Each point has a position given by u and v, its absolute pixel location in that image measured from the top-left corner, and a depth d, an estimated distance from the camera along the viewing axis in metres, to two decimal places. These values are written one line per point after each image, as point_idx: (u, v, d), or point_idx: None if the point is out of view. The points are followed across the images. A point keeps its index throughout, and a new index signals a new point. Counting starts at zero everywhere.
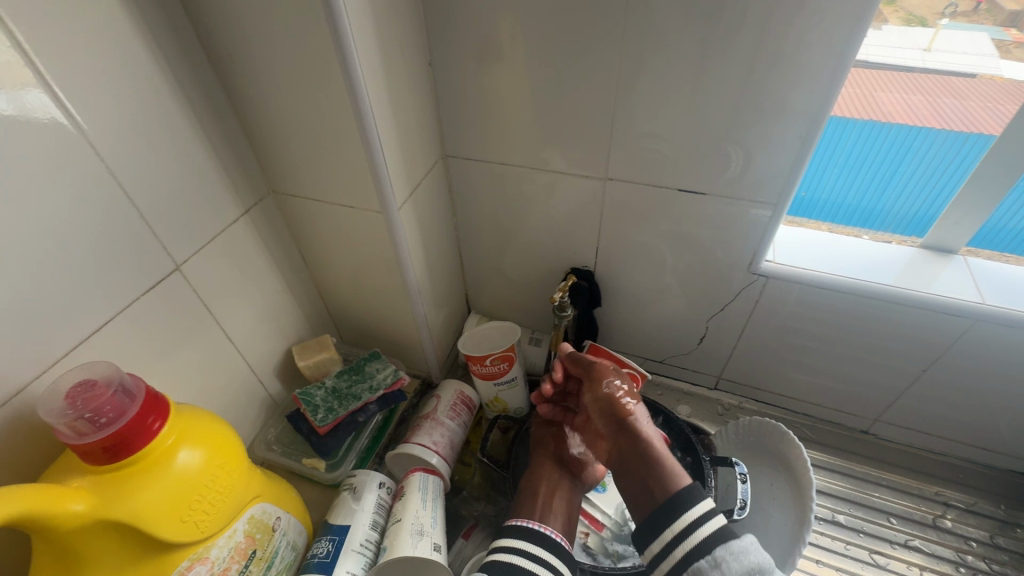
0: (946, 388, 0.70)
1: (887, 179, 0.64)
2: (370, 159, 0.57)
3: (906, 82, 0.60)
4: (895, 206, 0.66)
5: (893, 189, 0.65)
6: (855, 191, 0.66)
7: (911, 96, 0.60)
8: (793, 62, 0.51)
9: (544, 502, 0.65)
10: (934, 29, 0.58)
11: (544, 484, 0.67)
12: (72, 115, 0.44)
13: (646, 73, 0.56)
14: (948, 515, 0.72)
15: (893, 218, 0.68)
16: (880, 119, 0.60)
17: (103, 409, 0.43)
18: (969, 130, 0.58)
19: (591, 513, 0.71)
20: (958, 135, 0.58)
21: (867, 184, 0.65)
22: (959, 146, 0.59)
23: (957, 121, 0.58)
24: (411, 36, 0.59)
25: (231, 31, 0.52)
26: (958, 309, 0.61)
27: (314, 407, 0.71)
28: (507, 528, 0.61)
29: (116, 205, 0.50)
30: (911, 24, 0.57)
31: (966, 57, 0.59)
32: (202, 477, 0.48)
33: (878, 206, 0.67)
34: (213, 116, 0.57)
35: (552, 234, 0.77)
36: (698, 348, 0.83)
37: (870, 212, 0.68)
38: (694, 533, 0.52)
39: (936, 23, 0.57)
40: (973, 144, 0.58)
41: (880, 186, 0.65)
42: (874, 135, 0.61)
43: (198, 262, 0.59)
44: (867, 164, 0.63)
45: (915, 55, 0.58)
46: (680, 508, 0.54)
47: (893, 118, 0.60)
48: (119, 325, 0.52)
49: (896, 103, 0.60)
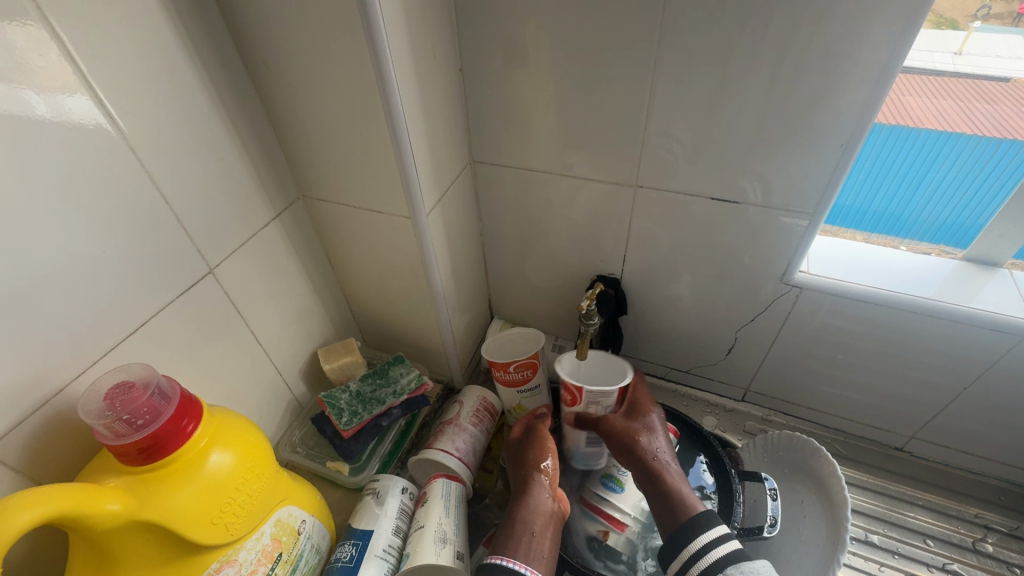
0: (987, 406, 0.67)
1: (914, 185, 0.62)
2: (399, 164, 0.58)
3: (937, 86, 0.58)
4: (924, 213, 0.64)
5: (921, 196, 0.63)
6: (881, 198, 0.65)
7: (940, 100, 0.58)
8: (833, 67, 0.50)
9: (532, 537, 0.59)
10: (967, 32, 0.54)
11: (536, 511, 0.61)
12: (114, 120, 0.45)
13: (680, 79, 0.55)
14: (989, 538, 0.69)
15: (922, 225, 0.65)
16: (906, 125, 0.58)
17: (139, 411, 0.44)
18: (1002, 137, 0.55)
19: (611, 515, 0.70)
20: (990, 141, 0.56)
21: (894, 189, 0.63)
22: (991, 152, 0.56)
23: (989, 127, 0.56)
24: (442, 41, 0.59)
25: (266, 37, 0.52)
26: (1004, 325, 0.59)
27: (338, 411, 0.72)
28: (491, 567, 0.55)
29: (153, 208, 0.50)
30: (941, 28, 0.53)
31: (1000, 61, 0.57)
32: (232, 479, 0.48)
33: (905, 212, 0.65)
34: (247, 121, 0.58)
35: (578, 240, 0.76)
36: (726, 359, 0.81)
37: (897, 218, 0.66)
38: (700, 561, 0.53)
39: (968, 26, 0.54)
40: (1007, 150, 0.55)
41: (906, 193, 0.63)
42: (900, 141, 0.59)
43: (228, 265, 0.60)
44: (894, 170, 0.61)
45: (945, 59, 0.56)
46: (693, 532, 0.55)
47: (919, 123, 0.58)
48: (153, 327, 0.53)
49: (925, 109, 0.58)
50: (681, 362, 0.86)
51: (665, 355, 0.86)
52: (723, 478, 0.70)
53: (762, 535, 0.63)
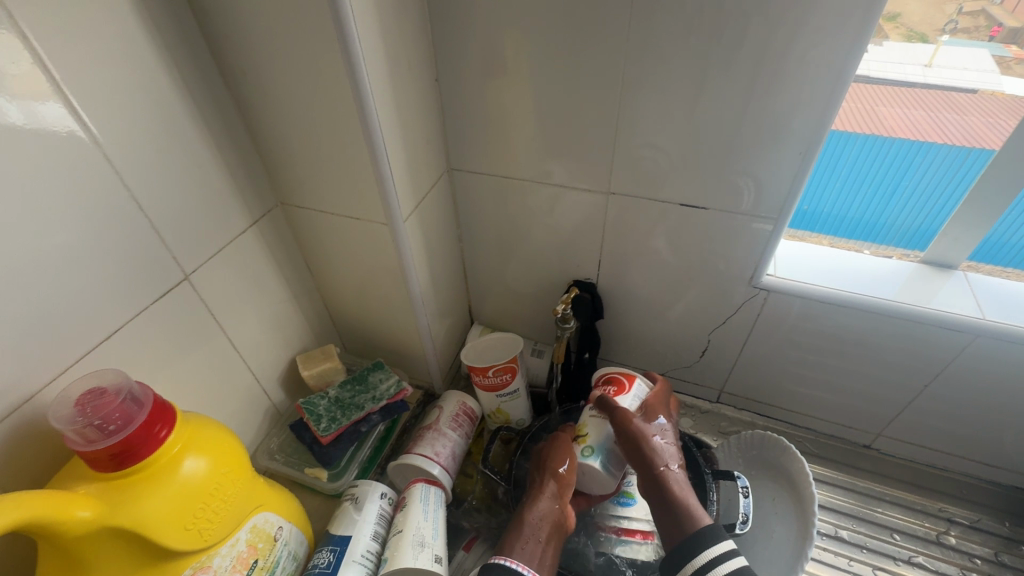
0: (947, 402, 0.70)
1: (888, 194, 0.64)
2: (376, 171, 0.59)
3: (908, 97, 0.60)
4: (897, 219, 0.67)
5: (896, 203, 0.65)
6: (857, 205, 0.67)
7: (912, 111, 0.60)
8: (791, 78, 0.52)
9: (537, 543, 0.62)
10: (936, 45, 0.57)
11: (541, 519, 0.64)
12: (88, 127, 0.45)
13: (647, 88, 0.58)
14: (952, 531, 0.71)
15: (896, 232, 0.68)
16: (879, 136, 0.60)
17: (111, 416, 0.44)
18: (970, 146, 0.58)
19: (632, 528, 0.71)
20: (960, 150, 0.59)
21: (869, 198, 0.66)
22: (961, 161, 0.59)
23: (957, 136, 0.59)
24: (418, 51, 0.61)
25: (242, 46, 0.53)
26: (959, 324, 0.62)
27: (317, 417, 0.72)
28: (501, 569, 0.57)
29: (126, 214, 0.50)
30: (911, 40, 0.57)
31: (967, 73, 0.58)
32: (207, 485, 0.48)
33: (880, 219, 0.67)
34: (224, 128, 0.59)
35: (554, 246, 0.78)
36: (700, 361, 0.83)
37: (872, 225, 0.68)
38: (714, 570, 0.53)
39: (937, 40, 0.57)
40: (974, 159, 0.58)
41: (880, 201, 0.65)
42: (876, 150, 0.61)
43: (205, 272, 0.60)
44: (870, 179, 0.64)
45: (916, 71, 0.58)
46: (701, 546, 0.55)
47: (893, 134, 0.60)
48: (127, 333, 0.53)
49: (898, 119, 0.60)
50: (657, 364, 0.87)
51: (642, 358, 0.88)
52: (698, 477, 0.71)
53: (735, 532, 0.65)
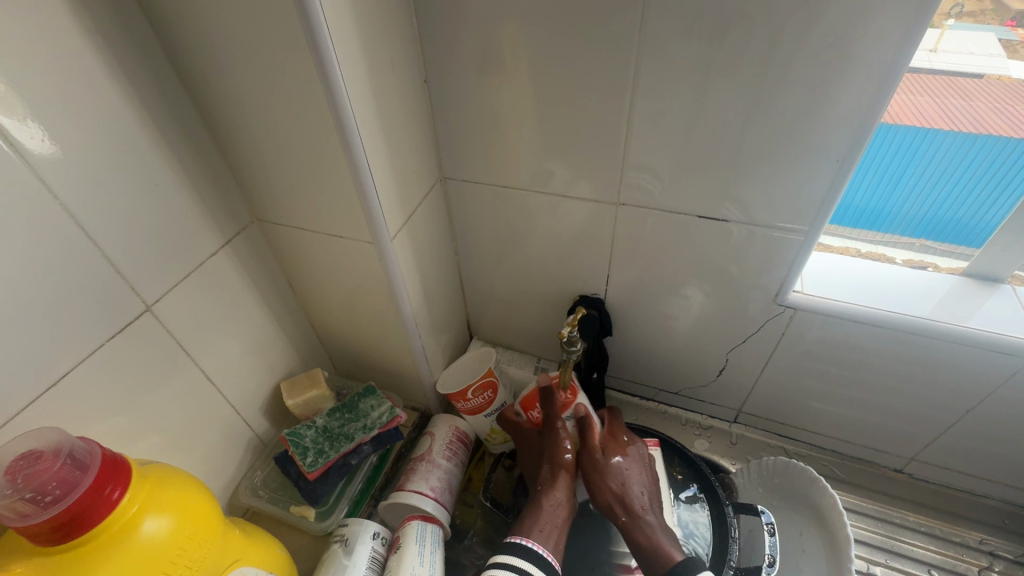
0: (991, 428, 0.64)
1: (894, 182, 0.58)
2: (358, 186, 0.52)
3: (912, 83, 0.54)
4: (905, 208, 0.60)
5: (901, 192, 0.59)
6: (863, 193, 0.61)
7: (917, 97, 0.54)
8: (828, 76, 0.46)
9: (555, 528, 0.59)
10: (941, 30, 0.49)
11: (558, 504, 0.61)
12: (19, 146, 0.39)
13: (661, 88, 0.51)
14: (995, 567, 0.66)
15: (903, 221, 0.61)
16: (886, 122, 0.54)
17: (47, 487, 0.38)
18: (979, 132, 0.52)
19: None
20: (967, 136, 0.53)
21: (873, 186, 0.60)
22: (968, 147, 0.53)
23: (965, 123, 0.53)
24: (402, 49, 0.54)
25: (200, 48, 0.47)
26: (1009, 347, 0.56)
27: (303, 450, 0.66)
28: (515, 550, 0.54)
29: (72, 242, 0.44)
30: None
31: (974, 58, 0.52)
32: (168, 551, 0.42)
33: (885, 209, 0.61)
34: (187, 140, 0.52)
35: (558, 259, 0.72)
36: (716, 380, 0.78)
37: (878, 214, 0.62)
38: None
39: (943, 24, 0.48)
40: (985, 146, 0.52)
41: (886, 189, 0.59)
42: (878, 137, 0.56)
43: (171, 300, 0.54)
44: (875, 165, 0.58)
45: (921, 58, 0.50)
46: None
47: (899, 120, 0.54)
48: (80, 376, 0.47)
49: (903, 106, 0.54)
50: (670, 383, 0.82)
51: (653, 376, 0.82)
52: (717, 508, 0.67)
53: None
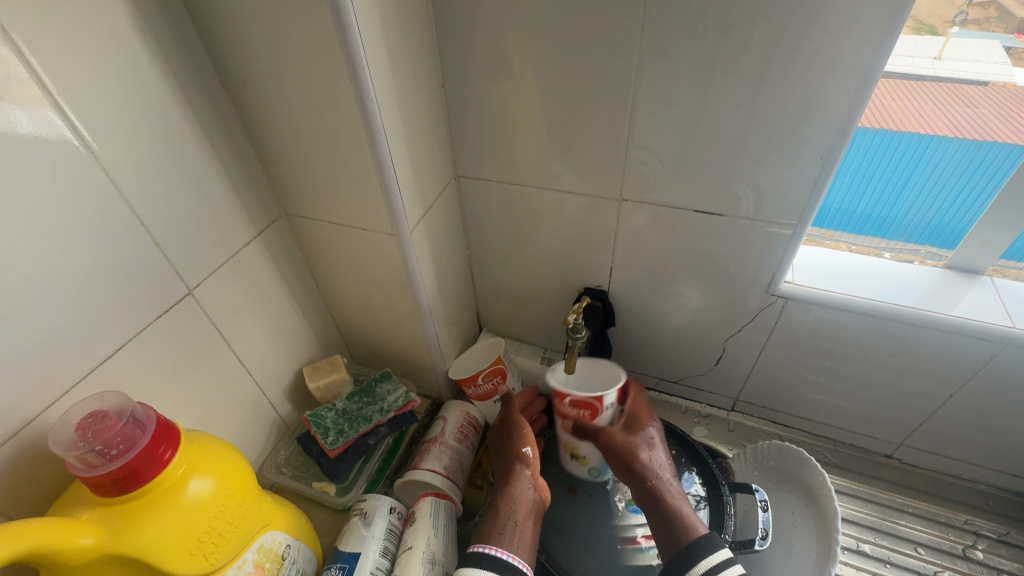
0: (973, 412, 0.67)
1: (899, 188, 0.62)
2: (381, 181, 0.57)
3: (918, 90, 0.58)
4: (910, 214, 0.64)
5: (906, 199, 0.63)
6: (867, 200, 0.64)
7: (922, 103, 0.58)
8: (811, 80, 0.50)
9: (516, 527, 0.61)
10: (944, 38, 0.55)
11: (518, 502, 0.63)
12: (86, 141, 0.44)
13: (659, 92, 0.56)
14: (979, 545, 0.69)
15: (908, 226, 0.65)
16: (890, 129, 0.58)
17: (113, 441, 0.42)
18: (983, 139, 0.55)
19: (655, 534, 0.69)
20: (972, 143, 0.56)
21: (878, 193, 0.63)
22: (973, 154, 0.56)
23: (969, 130, 0.56)
24: (423, 57, 0.59)
25: (243, 55, 0.52)
26: (987, 333, 0.59)
27: (324, 430, 0.70)
28: (475, 557, 0.55)
29: (127, 228, 0.49)
30: (920, 33, 0.54)
31: (979, 65, 0.57)
32: (211, 508, 0.47)
33: (891, 215, 0.65)
34: (226, 138, 0.57)
35: (564, 253, 0.76)
36: (714, 369, 0.81)
37: (882, 221, 0.66)
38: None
39: (946, 32, 0.54)
40: (990, 153, 0.56)
41: (892, 196, 0.63)
42: (885, 145, 0.59)
43: (209, 285, 0.59)
44: (881, 173, 0.61)
45: (925, 64, 0.56)
46: (697, 556, 0.54)
47: (905, 127, 0.57)
48: (129, 351, 0.52)
49: (907, 113, 0.58)
50: (670, 373, 0.86)
51: (654, 366, 0.86)
52: (716, 490, 0.70)
53: (755, 548, 0.63)
